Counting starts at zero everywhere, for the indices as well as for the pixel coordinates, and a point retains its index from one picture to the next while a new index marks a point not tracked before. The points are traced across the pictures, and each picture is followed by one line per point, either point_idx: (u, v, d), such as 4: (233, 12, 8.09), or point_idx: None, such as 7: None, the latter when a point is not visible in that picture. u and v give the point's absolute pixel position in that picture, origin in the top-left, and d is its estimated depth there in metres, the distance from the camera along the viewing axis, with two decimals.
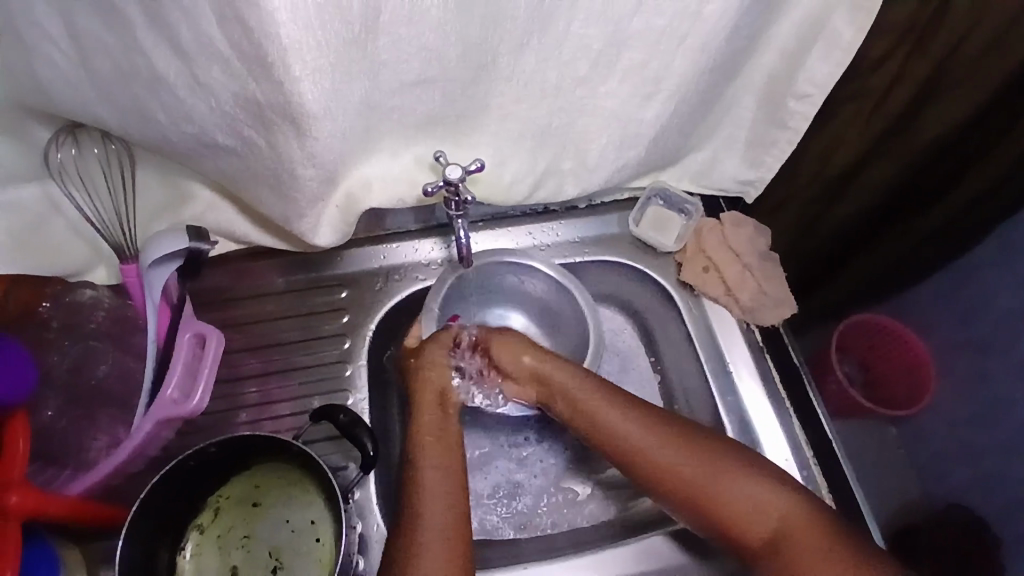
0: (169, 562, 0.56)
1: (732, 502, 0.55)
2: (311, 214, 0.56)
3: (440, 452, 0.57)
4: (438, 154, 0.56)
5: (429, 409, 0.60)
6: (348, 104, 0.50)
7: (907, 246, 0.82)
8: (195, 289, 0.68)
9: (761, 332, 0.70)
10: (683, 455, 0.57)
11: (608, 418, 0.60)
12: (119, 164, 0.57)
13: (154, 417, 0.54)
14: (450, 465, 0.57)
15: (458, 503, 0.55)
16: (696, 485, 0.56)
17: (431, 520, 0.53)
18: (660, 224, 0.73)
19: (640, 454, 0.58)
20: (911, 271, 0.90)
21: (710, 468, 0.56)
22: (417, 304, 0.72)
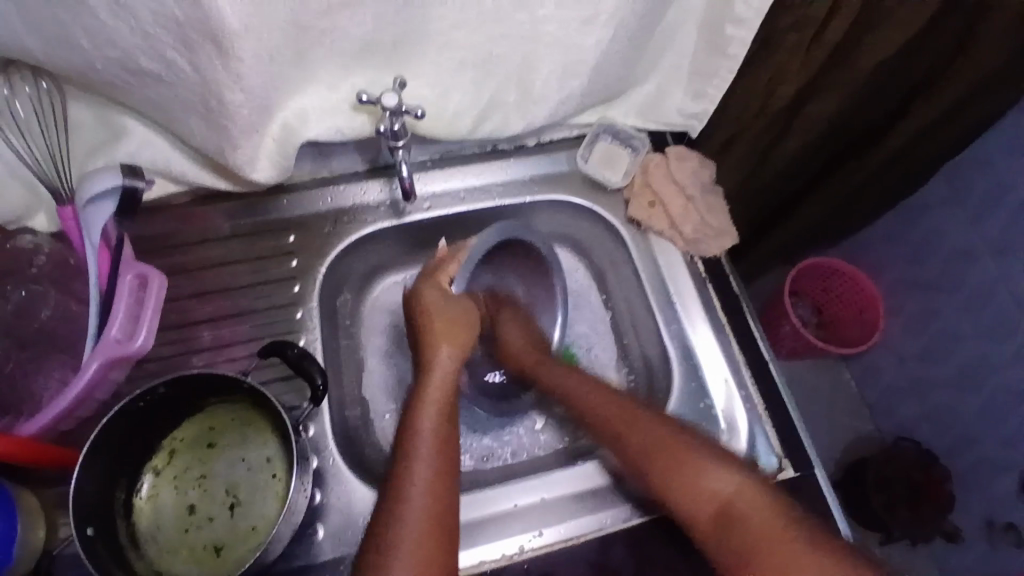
0: (125, 502, 0.56)
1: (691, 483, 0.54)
2: (247, 143, 0.56)
3: (437, 412, 0.57)
4: (397, 78, 0.56)
5: (439, 357, 0.61)
6: (273, 27, 0.49)
7: (861, 181, 0.84)
8: (138, 236, 0.67)
9: (705, 264, 0.72)
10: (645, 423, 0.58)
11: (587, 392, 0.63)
12: (52, 103, 0.55)
13: (101, 355, 0.54)
14: (447, 433, 0.56)
15: (449, 474, 0.54)
16: (655, 455, 0.57)
17: (416, 484, 0.52)
18: (609, 159, 0.74)
19: (611, 428, 0.60)
20: (860, 212, 0.92)
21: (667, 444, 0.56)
22: (367, 245, 0.72)
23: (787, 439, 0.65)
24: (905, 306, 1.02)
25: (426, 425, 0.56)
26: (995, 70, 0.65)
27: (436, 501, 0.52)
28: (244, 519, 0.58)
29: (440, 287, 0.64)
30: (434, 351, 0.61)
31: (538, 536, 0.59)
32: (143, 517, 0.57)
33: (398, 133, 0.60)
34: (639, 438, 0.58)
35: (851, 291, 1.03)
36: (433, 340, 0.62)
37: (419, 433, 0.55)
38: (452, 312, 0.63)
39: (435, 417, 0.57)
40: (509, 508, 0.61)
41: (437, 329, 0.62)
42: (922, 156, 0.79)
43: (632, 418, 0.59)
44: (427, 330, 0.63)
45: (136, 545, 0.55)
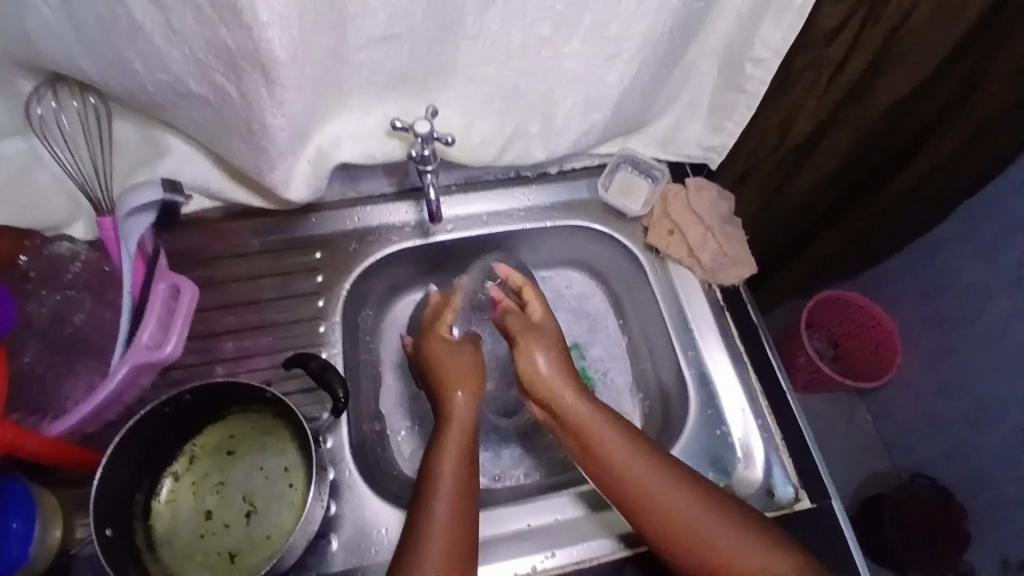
0: (143, 505, 0.57)
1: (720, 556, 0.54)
2: (281, 168, 0.58)
3: (458, 451, 0.57)
4: (430, 108, 0.59)
5: (458, 400, 0.61)
6: (314, 55, 0.51)
7: (874, 213, 0.86)
8: (172, 248, 0.69)
9: (722, 293, 0.73)
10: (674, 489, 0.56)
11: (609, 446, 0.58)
12: (97, 119, 0.57)
13: (130, 362, 0.56)
14: (467, 471, 0.57)
15: (467, 509, 0.55)
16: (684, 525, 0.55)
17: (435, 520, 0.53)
18: (627, 190, 0.76)
19: (633, 492, 0.56)
20: (871, 247, 0.93)
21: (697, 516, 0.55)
22: (390, 265, 0.74)
23: (803, 471, 0.64)
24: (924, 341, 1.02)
25: (448, 464, 0.56)
26: (1001, 105, 0.68)
27: (453, 536, 0.53)
28: (258, 528, 0.58)
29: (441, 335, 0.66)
30: (451, 394, 0.61)
31: (550, 557, 0.59)
32: (160, 521, 0.57)
33: (428, 157, 0.62)
34: (665, 510, 0.55)
35: (867, 325, 1.03)
36: (450, 384, 0.62)
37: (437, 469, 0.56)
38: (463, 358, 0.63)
39: (458, 457, 0.57)
40: (523, 528, 0.61)
41: (454, 375, 0.62)
42: (936, 187, 0.81)
43: (659, 485, 0.56)
44: (444, 373, 0.62)
45: (152, 547, 0.56)
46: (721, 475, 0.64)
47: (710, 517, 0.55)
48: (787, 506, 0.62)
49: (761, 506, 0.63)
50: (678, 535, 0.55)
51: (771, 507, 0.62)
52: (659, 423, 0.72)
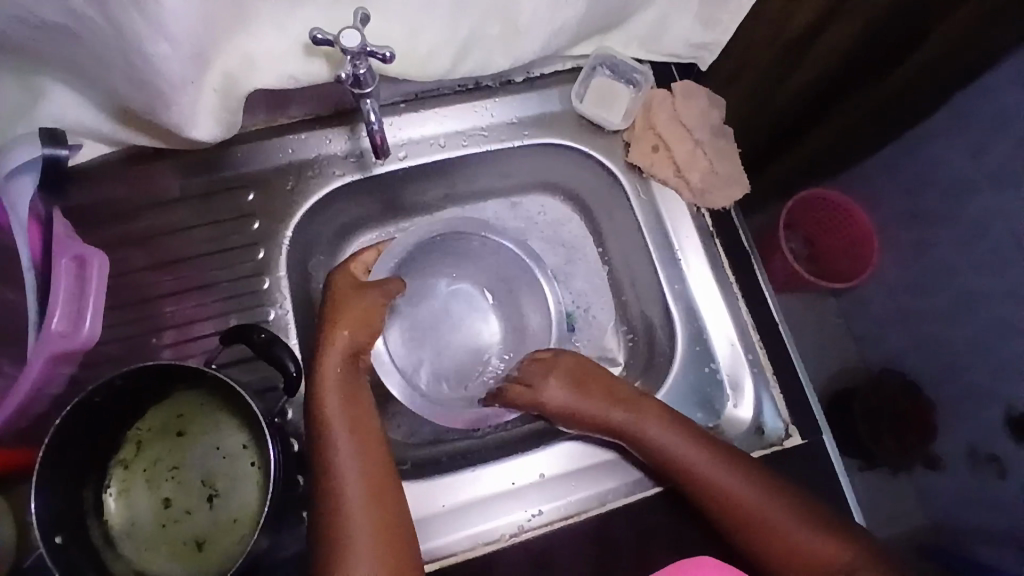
0: (94, 502, 0.52)
1: (767, 516, 0.54)
2: (182, 102, 0.47)
3: (343, 398, 0.54)
4: (361, 11, 0.46)
5: (340, 335, 0.55)
6: None
7: (860, 114, 0.77)
8: (76, 204, 0.59)
9: (712, 216, 0.66)
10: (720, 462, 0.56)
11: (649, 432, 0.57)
12: None
13: (42, 353, 0.48)
14: (360, 420, 0.54)
15: (372, 457, 0.52)
16: (734, 494, 0.54)
17: (349, 476, 0.51)
18: (606, 97, 0.66)
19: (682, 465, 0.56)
20: (857, 145, 0.85)
21: (746, 485, 0.55)
22: (338, 203, 0.65)
23: (795, 405, 0.62)
24: (901, 237, 0.92)
25: (334, 412, 0.53)
26: None
27: (372, 494, 0.51)
28: (222, 511, 0.54)
29: (352, 275, 0.60)
30: (335, 336, 0.55)
31: (538, 515, 0.57)
32: (115, 516, 0.53)
33: (361, 83, 0.49)
34: (717, 483, 0.55)
35: (843, 224, 0.95)
36: (336, 327, 0.56)
37: (331, 417, 0.53)
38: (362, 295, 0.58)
39: (343, 402, 0.53)
40: (508, 487, 0.58)
41: (343, 313, 0.56)
42: (934, 82, 0.71)
43: (706, 456, 0.56)
44: (334, 308, 0.57)
45: (111, 544, 0.52)
46: (708, 417, 0.62)
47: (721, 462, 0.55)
48: (777, 443, 0.60)
49: (752, 444, 0.60)
50: (716, 500, 0.55)
51: (760, 446, 0.60)
52: (644, 362, 0.67)
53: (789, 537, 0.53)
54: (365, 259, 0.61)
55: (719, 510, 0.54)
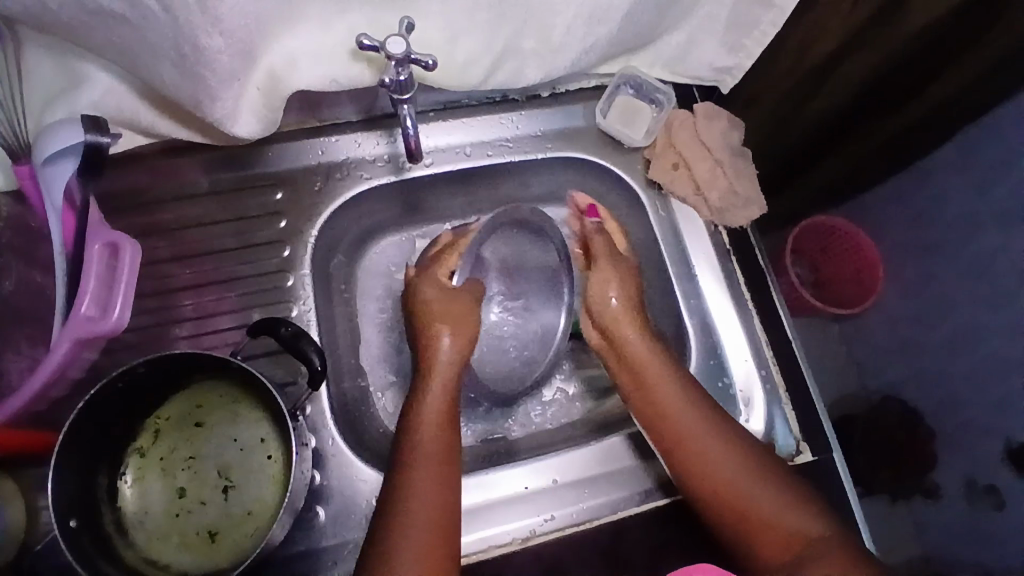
0: (109, 489, 0.52)
1: (721, 474, 0.51)
2: (226, 97, 0.48)
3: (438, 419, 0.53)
4: (406, 19, 0.47)
5: (444, 348, 0.56)
6: None
7: (875, 144, 0.79)
8: (108, 193, 0.60)
9: (728, 234, 0.68)
10: (689, 411, 0.54)
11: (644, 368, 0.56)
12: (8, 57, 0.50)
13: (69, 336, 0.49)
14: (450, 442, 0.52)
15: (450, 482, 0.50)
16: (694, 443, 0.53)
17: (416, 482, 0.49)
18: (629, 115, 0.68)
19: (651, 406, 0.55)
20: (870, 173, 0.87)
21: (713, 438, 0.53)
22: (363, 205, 0.66)
23: (806, 424, 0.63)
24: (906, 264, 0.94)
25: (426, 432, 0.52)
26: None
27: (436, 512, 0.48)
28: (237, 503, 0.54)
29: (438, 280, 0.59)
30: (433, 339, 0.56)
31: (549, 520, 0.57)
32: (129, 504, 0.53)
33: (403, 90, 0.50)
34: (682, 430, 0.54)
35: (849, 252, 0.97)
36: (434, 331, 0.56)
37: (426, 429, 0.52)
38: (458, 305, 0.58)
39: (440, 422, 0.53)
40: (520, 491, 0.58)
41: (438, 315, 0.57)
42: (946, 119, 0.73)
43: (676, 402, 0.54)
44: (427, 317, 0.57)
45: (124, 531, 0.52)
46: None
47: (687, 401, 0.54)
48: (787, 459, 0.61)
49: None
50: (677, 446, 0.53)
51: None
52: None
53: (734, 480, 0.51)
54: (451, 262, 0.60)
55: (657, 424, 0.55)
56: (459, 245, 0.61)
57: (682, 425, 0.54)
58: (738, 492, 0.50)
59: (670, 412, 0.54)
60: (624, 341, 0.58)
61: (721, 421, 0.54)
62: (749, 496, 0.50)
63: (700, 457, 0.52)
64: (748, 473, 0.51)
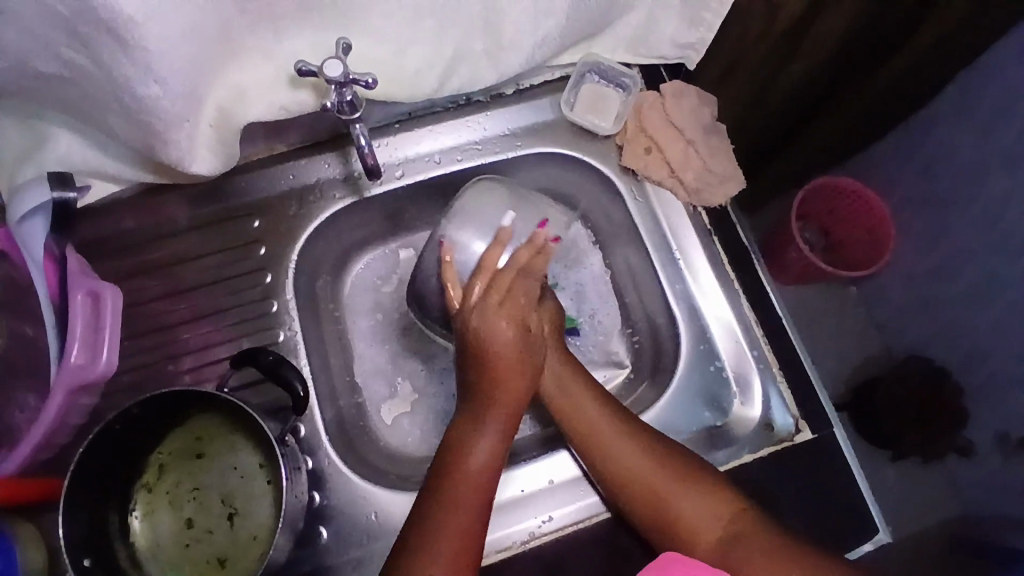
0: (120, 525, 0.55)
1: (648, 483, 0.54)
2: (179, 138, 0.49)
3: (495, 459, 0.52)
4: (341, 41, 0.47)
5: (517, 390, 0.54)
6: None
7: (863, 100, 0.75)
8: (93, 241, 0.62)
9: (709, 214, 0.66)
10: (613, 425, 0.56)
11: (568, 389, 0.58)
12: None
13: (63, 385, 0.51)
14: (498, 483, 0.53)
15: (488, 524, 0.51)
16: (618, 457, 0.55)
17: (457, 522, 0.49)
18: (597, 104, 0.67)
19: (575, 425, 0.57)
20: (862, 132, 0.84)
21: (637, 451, 0.55)
22: (341, 224, 0.67)
23: (803, 400, 0.61)
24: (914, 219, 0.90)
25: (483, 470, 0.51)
26: None
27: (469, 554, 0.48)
28: (243, 529, 0.56)
29: (516, 318, 0.54)
30: (502, 375, 0.53)
31: (548, 521, 0.57)
32: (140, 537, 0.55)
33: (351, 110, 0.51)
34: (605, 445, 0.55)
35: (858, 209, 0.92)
36: (520, 370, 0.54)
37: (481, 472, 0.51)
38: (532, 344, 0.55)
39: (496, 448, 0.52)
40: (518, 494, 0.58)
41: (517, 354, 0.54)
42: (932, 64, 0.70)
43: (599, 419, 0.56)
44: (500, 354, 0.53)
45: (137, 565, 0.54)
46: (718, 414, 0.61)
47: (604, 419, 0.56)
48: (787, 438, 0.60)
49: (760, 441, 0.60)
50: (601, 462, 0.55)
51: (771, 442, 0.60)
52: (651, 363, 0.66)
53: (659, 488, 0.53)
54: (529, 294, 0.55)
55: (580, 442, 0.56)
56: (538, 268, 0.56)
57: (606, 442, 0.55)
58: (665, 499, 0.53)
59: (593, 429, 0.56)
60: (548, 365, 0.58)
61: (642, 431, 0.56)
62: (677, 502, 0.53)
63: (622, 467, 0.54)
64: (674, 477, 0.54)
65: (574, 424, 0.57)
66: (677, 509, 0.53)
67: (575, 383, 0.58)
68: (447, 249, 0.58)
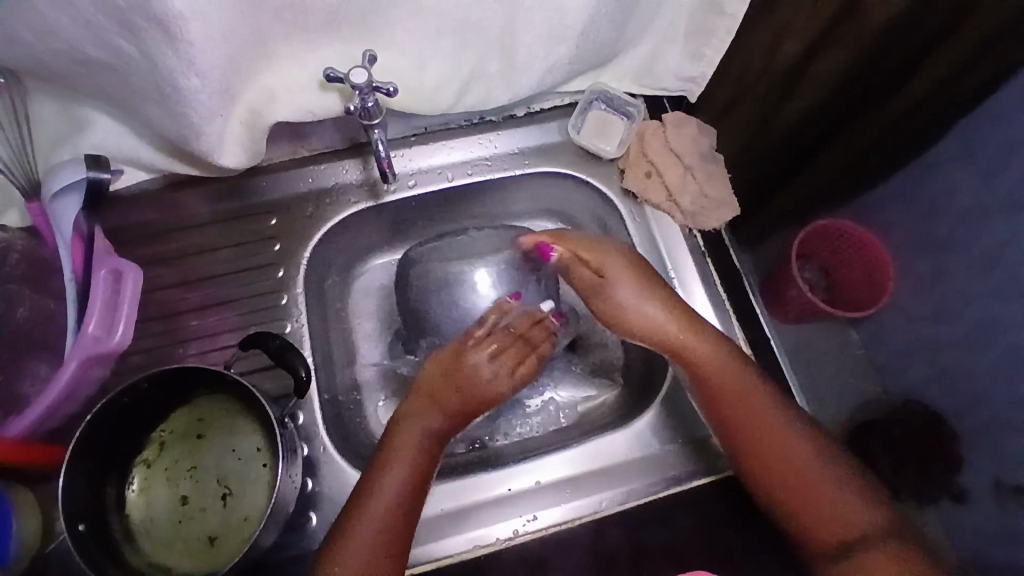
0: (117, 496, 0.56)
1: (795, 468, 0.55)
2: (210, 129, 0.53)
3: (410, 476, 0.53)
4: (367, 51, 0.51)
5: (441, 421, 0.57)
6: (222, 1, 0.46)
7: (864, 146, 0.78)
8: (117, 228, 0.65)
9: (703, 237, 0.69)
10: (764, 411, 0.57)
11: (714, 373, 0.58)
12: None
13: (77, 355, 0.53)
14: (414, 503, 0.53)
15: (397, 544, 0.51)
16: (771, 442, 0.56)
17: (370, 519, 0.51)
18: (601, 129, 0.71)
19: (727, 403, 0.58)
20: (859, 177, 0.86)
21: (783, 439, 0.56)
22: (353, 227, 0.71)
23: None
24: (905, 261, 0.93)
25: (390, 487, 0.53)
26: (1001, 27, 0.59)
27: (381, 543, 0.51)
28: (235, 510, 0.58)
29: (483, 363, 0.58)
30: (435, 405, 0.57)
31: (532, 520, 0.58)
32: (135, 511, 0.57)
33: (370, 112, 0.54)
34: (755, 426, 0.57)
35: (856, 251, 0.95)
36: (464, 401, 0.57)
37: (391, 473, 0.53)
38: (489, 390, 0.58)
39: (415, 456, 0.55)
40: (504, 492, 0.59)
41: (468, 385, 0.57)
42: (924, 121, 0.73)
43: (756, 405, 0.57)
44: (448, 381, 0.57)
45: (131, 538, 0.56)
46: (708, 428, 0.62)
47: (749, 387, 0.58)
48: None
49: None
50: (748, 447, 0.56)
51: None
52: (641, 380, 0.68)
53: (802, 477, 0.55)
54: (511, 355, 0.59)
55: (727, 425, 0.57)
56: (529, 337, 0.61)
57: (758, 424, 0.57)
58: (806, 487, 0.54)
59: (747, 412, 0.57)
60: (698, 351, 0.59)
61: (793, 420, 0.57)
62: (820, 493, 0.54)
63: (767, 451, 0.56)
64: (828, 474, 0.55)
65: (728, 403, 0.57)
66: (822, 499, 0.54)
67: (730, 368, 0.58)
68: (500, 305, 0.61)
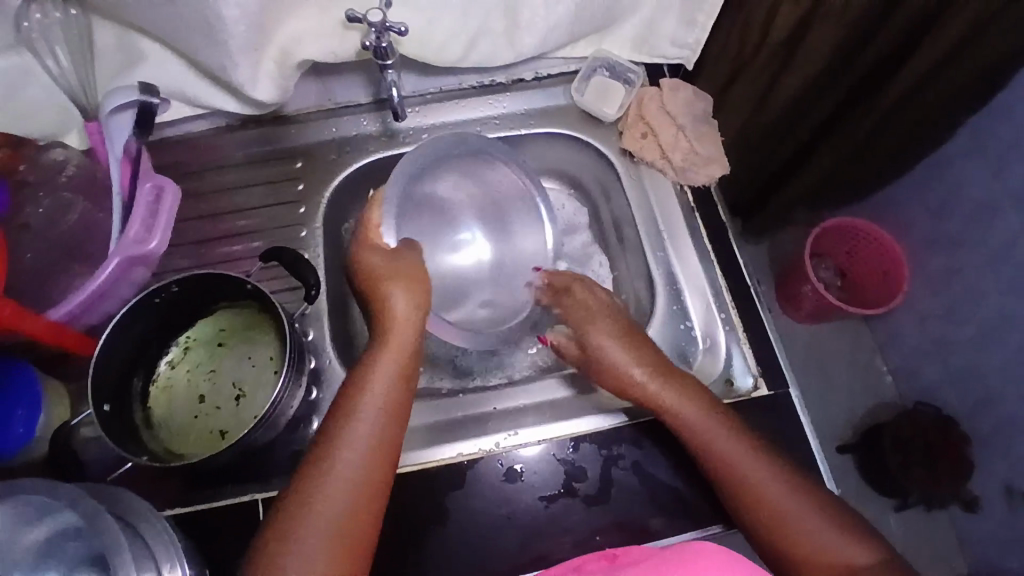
0: (142, 390, 0.63)
1: (780, 507, 0.56)
2: (244, 63, 0.60)
3: (381, 411, 0.56)
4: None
5: (389, 355, 0.59)
6: None
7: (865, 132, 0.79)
8: (160, 163, 0.73)
9: (694, 194, 0.73)
10: (751, 459, 0.58)
11: (690, 416, 0.59)
12: (81, 29, 0.62)
13: (119, 255, 0.62)
14: (394, 435, 0.56)
15: (378, 483, 0.54)
16: (757, 485, 0.57)
17: (345, 461, 0.53)
18: (602, 93, 0.76)
19: (710, 448, 0.58)
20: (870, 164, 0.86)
21: (766, 481, 0.57)
22: (369, 175, 0.77)
23: (764, 361, 0.66)
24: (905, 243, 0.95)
25: (365, 426, 0.55)
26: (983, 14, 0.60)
27: (358, 488, 0.53)
28: (247, 410, 0.64)
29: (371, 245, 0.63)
30: (386, 340, 0.60)
31: (513, 435, 0.63)
32: (157, 404, 0.63)
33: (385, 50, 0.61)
34: (736, 467, 0.57)
35: (872, 247, 0.97)
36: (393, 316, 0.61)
37: (359, 412, 0.56)
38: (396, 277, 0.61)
39: (383, 388, 0.57)
40: (489, 411, 0.66)
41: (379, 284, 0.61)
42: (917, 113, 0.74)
43: (740, 452, 0.58)
44: (374, 287, 0.62)
45: (151, 426, 0.62)
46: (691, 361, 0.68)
47: (727, 432, 0.59)
48: (745, 392, 0.65)
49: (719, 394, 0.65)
50: (734, 488, 0.57)
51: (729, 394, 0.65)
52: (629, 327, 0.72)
53: (785, 517, 0.56)
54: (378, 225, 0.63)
55: (711, 470, 0.58)
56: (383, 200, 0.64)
57: (741, 469, 0.57)
58: (786, 526, 0.56)
59: (731, 458, 0.58)
60: (672, 398, 0.61)
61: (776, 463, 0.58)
62: (800, 530, 0.55)
63: (748, 491, 0.57)
64: (811, 515, 0.56)
65: (713, 454, 0.58)
66: (802, 537, 0.55)
67: (709, 417, 0.59)
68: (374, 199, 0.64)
